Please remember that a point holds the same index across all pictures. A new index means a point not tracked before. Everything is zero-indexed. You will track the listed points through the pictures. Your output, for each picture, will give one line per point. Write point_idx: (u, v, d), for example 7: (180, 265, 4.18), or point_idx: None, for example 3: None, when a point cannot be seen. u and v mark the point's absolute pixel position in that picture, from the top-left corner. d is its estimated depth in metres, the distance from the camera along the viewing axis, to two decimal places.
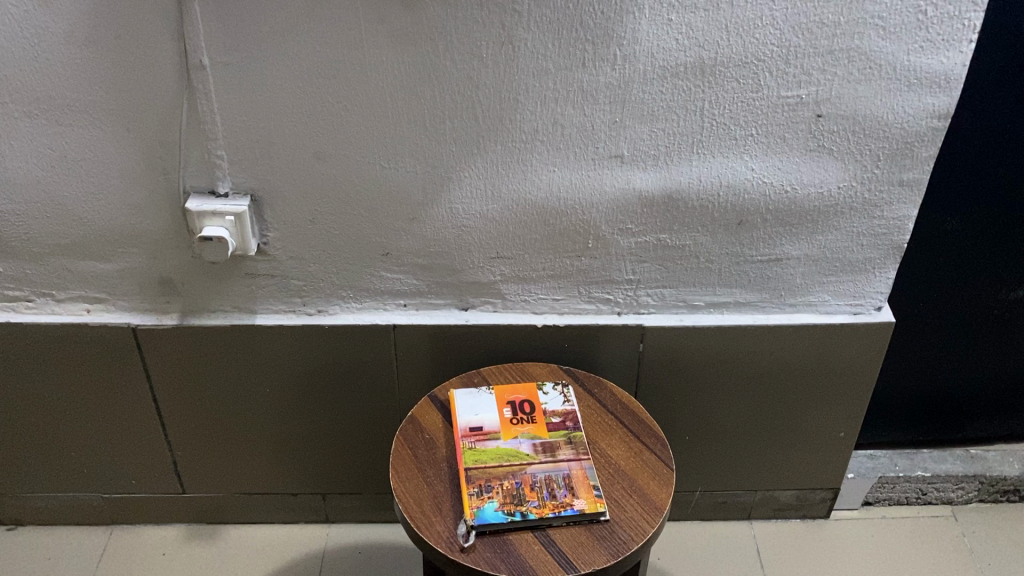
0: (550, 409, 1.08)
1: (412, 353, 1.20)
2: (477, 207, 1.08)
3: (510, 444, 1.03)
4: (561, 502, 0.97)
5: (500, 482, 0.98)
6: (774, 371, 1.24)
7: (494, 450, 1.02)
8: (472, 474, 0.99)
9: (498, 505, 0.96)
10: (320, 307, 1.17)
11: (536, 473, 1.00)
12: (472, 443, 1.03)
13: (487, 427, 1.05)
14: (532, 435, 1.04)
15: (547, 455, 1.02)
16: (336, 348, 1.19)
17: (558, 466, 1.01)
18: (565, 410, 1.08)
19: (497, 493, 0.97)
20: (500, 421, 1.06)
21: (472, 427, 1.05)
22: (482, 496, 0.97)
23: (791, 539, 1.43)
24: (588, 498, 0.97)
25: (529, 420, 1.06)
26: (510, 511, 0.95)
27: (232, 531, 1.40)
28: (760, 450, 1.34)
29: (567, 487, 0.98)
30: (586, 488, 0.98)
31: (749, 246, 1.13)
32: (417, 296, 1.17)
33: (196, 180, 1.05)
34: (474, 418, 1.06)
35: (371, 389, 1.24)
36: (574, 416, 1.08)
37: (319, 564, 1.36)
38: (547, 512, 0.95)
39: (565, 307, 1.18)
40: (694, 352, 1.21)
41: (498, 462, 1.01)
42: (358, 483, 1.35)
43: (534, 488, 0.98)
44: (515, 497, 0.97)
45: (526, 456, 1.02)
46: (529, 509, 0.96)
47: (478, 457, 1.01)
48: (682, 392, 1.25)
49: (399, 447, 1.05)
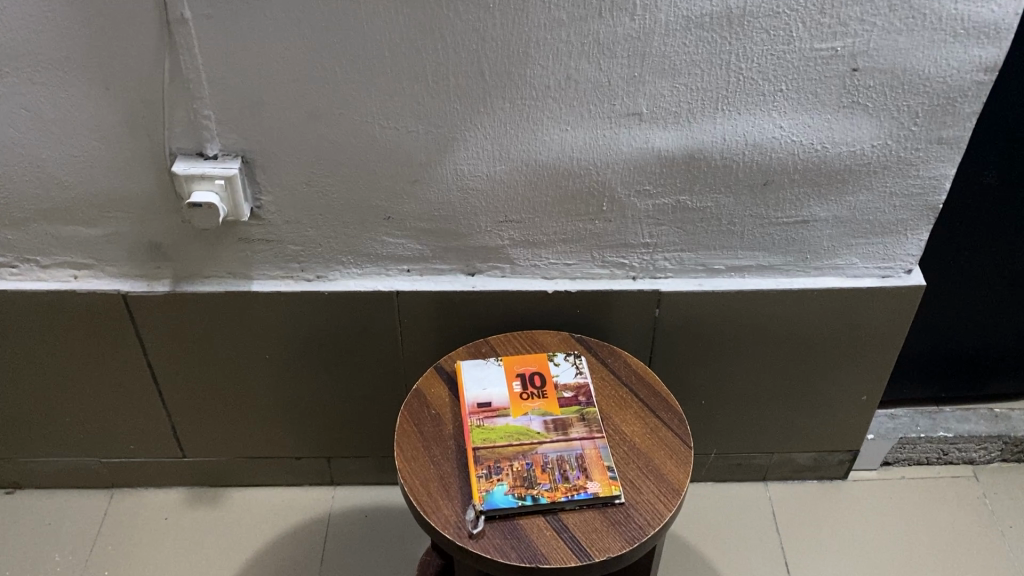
0: (562, 382, 1.03)
1: (416, 320, 1.14)
2: (483, 168, 1.01)
3: (520, 422, 0.98)
4: (574, 485, 0.92)
5: (510, 464, 0.94)
6: (795, 335, 1.18)
7: (503, 428, 0.98)
8: (480, 454, 0.95)
9: (509, 489, 0.92)
10: (318, 273, 1.11)
11: (548, 454, 0.95)
12: (481, 421, 0.98)
13: (496, 403, 1.00)
14: (543, 412, 0.99)
15: (559, 433, 0.97)
16: (338, 314, 1.14)
17: (570, 446, 0.96)
18: (578, 383, 1.03)
19: (507, 475, 0.93)
20: (509, 396, 1.01)
21: (480, 403, 1.00)
22: (491, 479, 0.93)
23: (808, 502, 1.39)
24: (602, 481, 0.93)
25: (540, 395, 1.01)
26: (521, 495, 0.91)
27: (235, 495, 1.37)
28: (780, 413, 1.29)
29: (580, 469, 0.94)
30: (600, 469, 0.94)
31: (774, 208, 1.06)
32: (421, 261, 1.10)
33: (181, 142, 0.98)
34: (482, 393, 1.01)
35: (375, 354, 1.19)
36: (587, 390, 1.02)
37: (325, 529, 1.33)
38: (559, 496, 0.91)
39: (577, 273, 1.12)
40: (712, 316, 1.15)
41: (508, 442, 0.96)
42: (363, 447, 1.31)
43: (546, 470, 0.94)
44: (525, 480, 0.93)
45: (537, 435, 0.97)
46: (540, 493, 0.92)
47: (486, 435, 0.97)
48: (699, 356, 1.20)
49: (403, 423, 1.00)
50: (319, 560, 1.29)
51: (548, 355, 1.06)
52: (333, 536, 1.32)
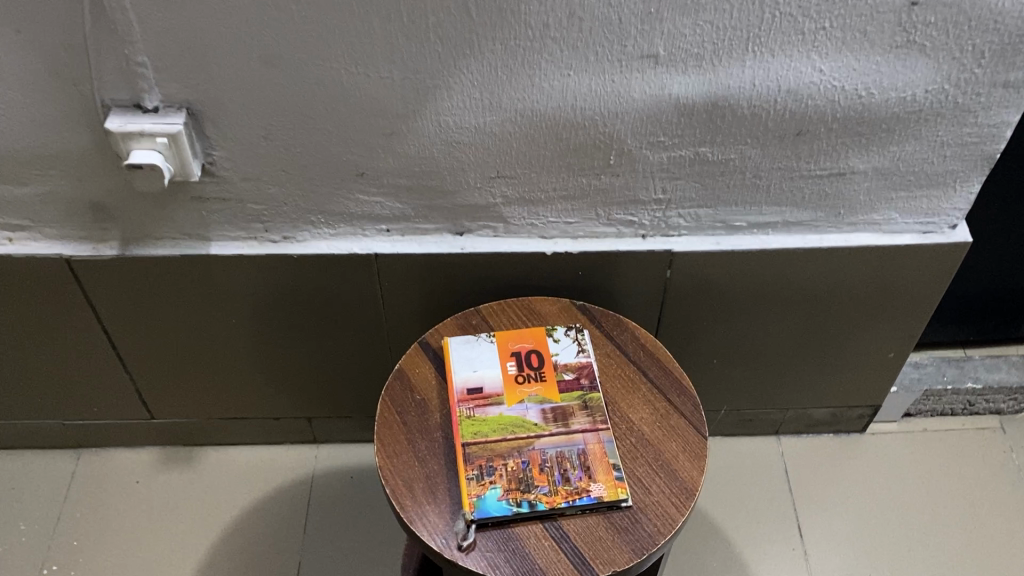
0: (563, 363, 0.91)
1: (398, 282, 1.02)
2: (471, 119, 0.87)
3: (515, 412, 0.87)
4: (576, 488, 0.82)
5: (504, 463, 0.84)
6: (821, 294, 1.06)
7: (496, 419, 0.87)
8: (470, 452, 0.85)
9: (502, 494, 0.82)
10: (286, 234, 0.98)
11: (546, 451, 0.85)
12: (470, 411, 0.87)
13: (488, 389, 0.89)
14: (540, 399, 0.88)
15: (559, 425, 0.87)
16: (310, 277, 1.02)
17: (571, 440, 0.86)
18: (580, 363, 0.92)
19: (501, 477, 0.83)
20: (503, 380, 0.90)
21: (470, 389, 0.89)
22: (482, 483, 0.83)
23: (823, 458, 1.31)
24: (607, 482, 0.83)
25: (537, 378, 0.90)
26: (516, 500, 0.81)
27: (211, 454, 1.28)
28: (797, 370, 1.18)
29: (582, 468, 0.84)
30: (604, 469, 0.84)
31: (806, 160, 0.92)
32: (401, 221, 0.97)
33: (115, 93, 0.83)
34: (472, 376, 0.90)
35: (354, 317, 1.07)
36: (590, 373, 0.91)
37: (308, 492, 1.25)
38: (559, 502, 0.81)
39: (579, 231, 0.99)
40: (730, 276, 1.03)
41: (502, 436, 0.86)
42: (345, 406, 1.22)
43: (544, 471, 0.83)
44: (521, 482, 0.82)
45: (534, 428, 0.86)
46: (538, 499, 0.82)
47: (477, 429, 0.86)
48: (713, 316, 1.08)
49: (385, 412, 0.89)
50: (302, 527, 1.21)
51: (547, 329, 0.95)
52: (317, 499, 1.24)
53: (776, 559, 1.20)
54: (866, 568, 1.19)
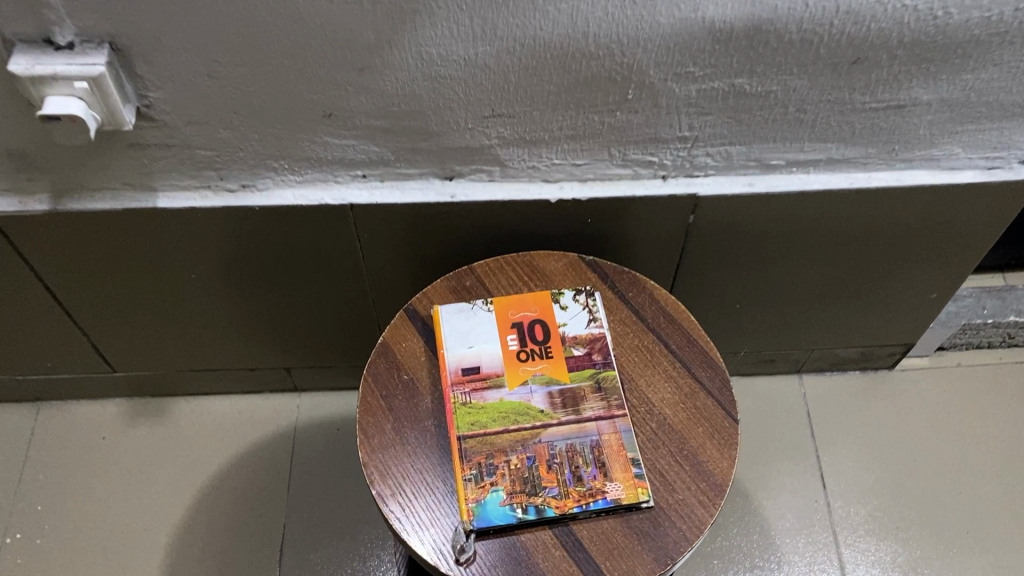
0: (572, 335, 0.79)
1: (379, 232, 0.89)
2: (459, 50, 0.70)
3: (518, 397, 0.76)
4: (589, 489, 0.72)
5: (507, 460, 0.73)
6: (863, 235, 0.93)
7: (496, 406, 0.75)
8: (467, 447, 0.73)
9: (505, 498, 0.71)
10: (245, 182, 0.84)
11: (554, 444, 0.74)
12: (466, 397, 0.76)
13: (486, 369, 0.77)
14: (547, 380, 0.77)
15: (569, 412, 0.75)
16: (276, 229, 0.88)
17: (583, 431, 0.74)
18: (592, 335, 0.79)
19: (503, 477, 0.72)
20: (503, 358, 0.78)
21: (465, 370, 0.77)
22: (482, 485, 0.72)
23: (848, 400, 1.20)
24: (625, 482, 0.72)
25: (542, 355, 0.78)
26: (521, 506, 0.71)
27: (183, 405, 1.18)
28: (827, 310, 1.07)
29: (596, 465, 0.73)
30: (622, 465, 0.73)
31: (861, 91, 0.77)
32: (380, 165, 0.83)
33: (16, 27, 0.66)
34: (467, 354, 0.78)
35: (330, 267, 0.94)
36: (604, 347, 0.79)
37: (290, 446, 1.15)
38: (571, 507, 0.71)
39: (589, 173, 0.85)
40: (761, 220, 0.89)
41: (503, 427, 0.74)
42: (327, 355, 1.10)
43: (552, 470, 0.72)
44: (526, 483, 0.72)
45: (540, 416, 0.75)
46: (546, 503, 0.71)
47: (475, 419, 0.75)
48: (738, 260, 0.96)
49: (368, 396, 0.77)
50: (285, 486, 1.12)
51: (552, 293, 0.82)
52: (299, 453, 1.14)
53: (796, 512, 1.12)
54: (894, 520, 1.11)
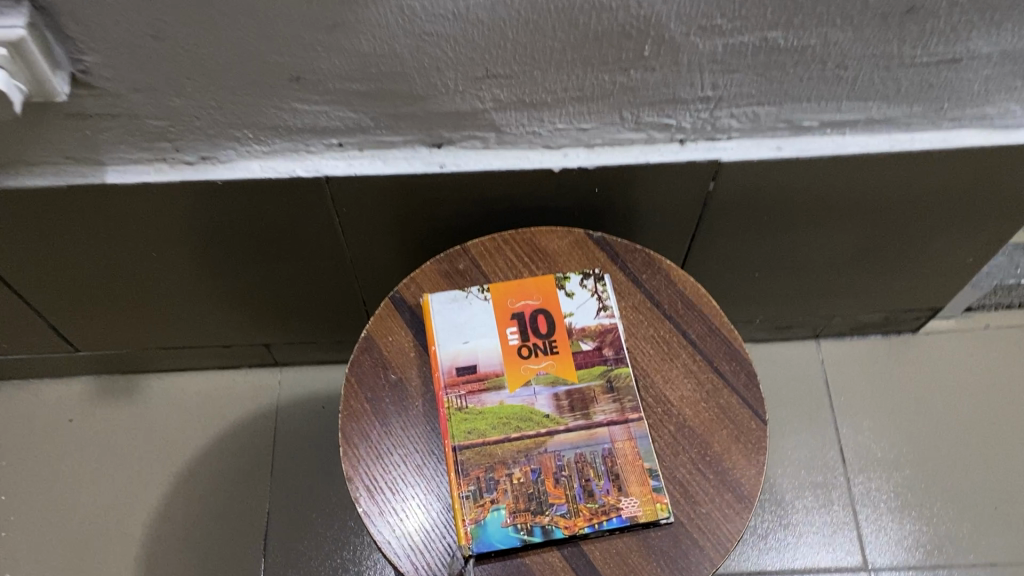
0: (579, 327, 0.71)
1: (360, 205, 0.79)
2: (446, 2, 0.59)
3: (520, 400, 0.68)
4: (602, 506, 0.64)
5: (508, 474, 0.65)
6: (900, 200, 0.84)
7: (496, 411, 0.67)
8: (463, 460, 0.65)
9: (508, 518, 0.63)
10: (204, 153, 0.74)
11: (562, 455, 0.65)
12: (462, 401, 0.67)
13: (483, 368, 0.69)
14: (552, 380, 0.69)
15: (577, 417, 0.67)
16: (243, 203, 0.78)
17: (593, 438, 0.66)
18: (602, 327, 0.71)
19: (505, 493, 0.64)
20: (502, 355, 0.69)
21: (460, 369, 0.69)
22: (481, 503, 0.64)
23: (869, 365, 1.13)
24: (642, 497, 0.64)
25: (547, 351, 0.70)
26: (526, 527, 0.63)
27: (155, 383, 1.10)
28: (852, 275, 0.98)
29: (609, 478, 0.65)
30: (638, 477, 0.65)
31: (914, 44, 0.66)
32: (358, 133, 0.72)
33: None
34: (462, 351, 0.69)
35: (307, 241, 0.85)
36: (615, 340, 0.70)
37: (272, 424, 1.07)
38: (581, 527, 0.63)
39: (597, 138, 0.75)
40: (788, 186, 0.80)
41: (504, 435, 0.66)
42: (309, 328, 1.02)
43: (560, 484, 0.64)
44: (531, 501, 0.64)
45: (545, 422, 0.67)
46: (554, 523, 0.63)
47: (472, 427, 0.66)
48: (760, 226, 0.86)
49: (351, 399, 0.69)
50: (268, 468, 1.04)
51: (556, 278, 0.73)
52: (282, 432, 1.06)
53: (813, 488, 1.05)
54: (917, 496, 1.04)
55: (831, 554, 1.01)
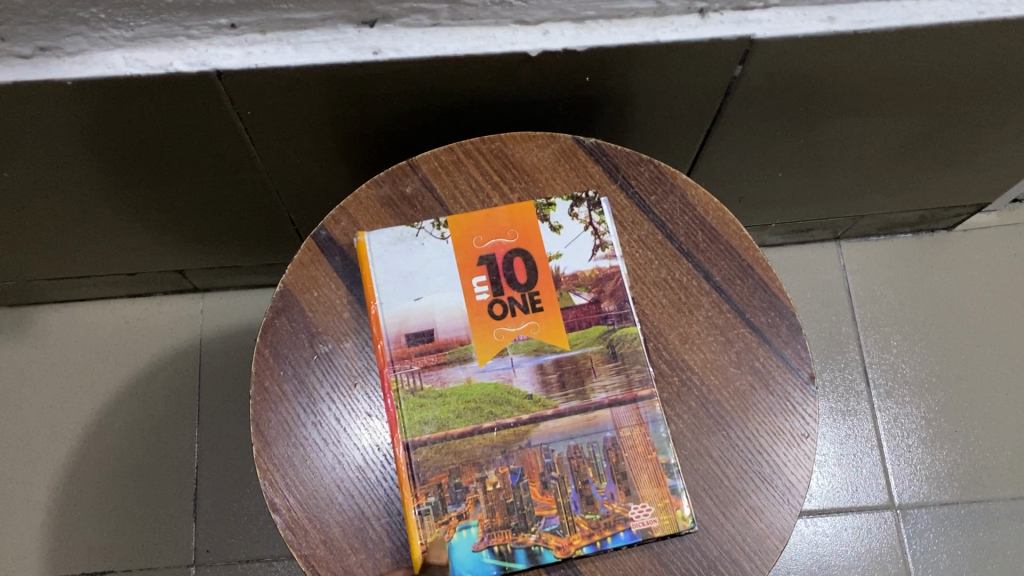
0: (570, 274, 0.53)
1: (270, 106, 0.59)
2: None
3: (493, 376, 0.51)
4: (605, 517, 0.48)
5: (480, 480, 0.48)
6: (975, 83, 0.65)
7: (461, 393, 0.50)
8: (420, 462, 0.48)
9: (481, 540, 0.47)
10: (43, 43, 0.52)
11: (551, 450, 0.49)
12: (414, 381, 0.50)
13: (442, 334, 0.51)
14: (535, 348, 0.52)
15: (570, 398, 0.50)
16: (112, 109, 0.58)
17: (592, 426, 0.50)
18: (601, 272, 0.54)
19: (476, 506, 0.48)
20: (468, 316, 0.52)
21: (410, 338, 0.51)
22: (445, 520, 0.47)
23: (898, 268, 0.97)
24: (657, 502, 0.48)
25: (527, 308, 0.52)
26: (506, 551, 0.47)
27: (54, 315, 0.92)
28: (891, 169, 0.80)
29: (614, 479, 0.48)
30: (652, 477, 0.48)
31: None
32: (255, 10, 0.51)
33: None
34: (413, 311, 0.52)
35: (208, 153, 0.65)
36: (617, 290, 0.53)
37: (197, 361, 0.90)
38: (578, 547, 0.47)
39: (589, 9, 0.54)
40: (835, 68, 0.61)
41: (473, 426, 0.49)
42: (231, 247, 0.83)
43: (549, 491, 0.48)
44: (511, 515, 0.48)
45: (528, 406, 0.50)
46: (542, 544, 0.47)
47: (429, 416, 0.50)
48: (791, 119, 0.68)
49: (265, 380, 0.51)
50: (195, 414, 0.88)
51: (538, 207, 0.55)
52: (210, 370, 0.90)
53: (832, 416, 0.91)
54: (951, 422, 0.90)
55: (852, 491, 0.88)
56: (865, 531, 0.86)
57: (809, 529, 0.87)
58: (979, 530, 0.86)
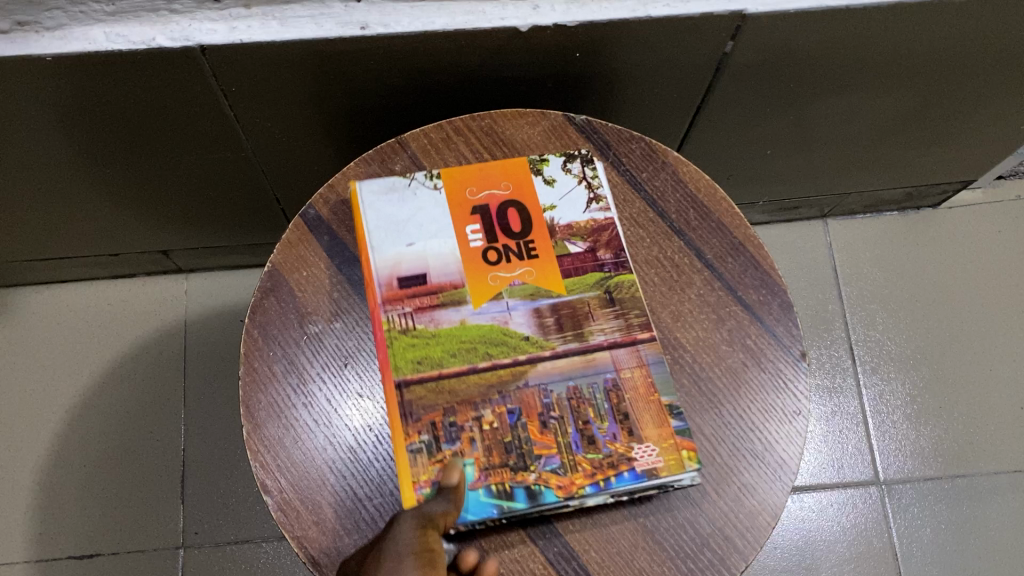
0: (565, 225, 0.53)
1: (255, 82, 0.58)
2: None
3: (488, 318, 0.50)
4: (608, 457, 0.46)
5: (476, 419, 0.47)
6: (964, 58, 0.65)
7: (456, 334, 0.49)
8: (413, 400, 0.47)
9: (477, 479, 0.46)
10: (21, 18, 0.51)
11: (549, 390, 0.48)
12: (406, 321, 0.49)
13: (435, 278, 0.50)
14: (531, 293, 0.51)
15: (569, 339, 0.49)
16: (92, 86, 0.56)
17: (591, 367, 0.49)
18: (595, 223, 0.53)
19: (472, 445, 0.46)
20: (463, 262, 0.51)
21: (403, 280, 0.50)
22: (439, 458, 0.46)
23: (883, 246, 0.98)
24: (661, 443, 0.47)
25: (522, 255, 0.52)
26: (503, 490, 0.46)
27: (35, 298, 0.90)
28: (879, 147, 0.80)
29: (616, 420, 0.47)
30: (655, 418, 0.48)
31: None
32: None
33: None
34: (406, 255, 0.51)
35: (191, 130, 0.64)
36: (612, 241, 0.53)
37: (182, 343, 0.89)
38: (580, 487, 0.46)
39: None
40: (826, 44, 0.60)
41: (468, 365, 0.48)
42: (215, 227, 0.82)
43: (549, 430, 0.47)
44: (509, 454, 0.46)
45: (525, 347, 0.49)
46: (542, 483, 0.46)
47: (423, 355, 0.48)
48: (781, 95, 0.68)
49: (254, 362, 0.50)
50: (181, 395, 0.87)
51: (532, 161, 0.55)
52: (195, 351, 0.89)
53: (818, 393, 0.92)
54: (936, 398, 0.91)
55: (838, 467, 0.89)
56: (852, 507, 0.87)
57: (796, 506, 0.87)
58: (963, 504, 0.87)
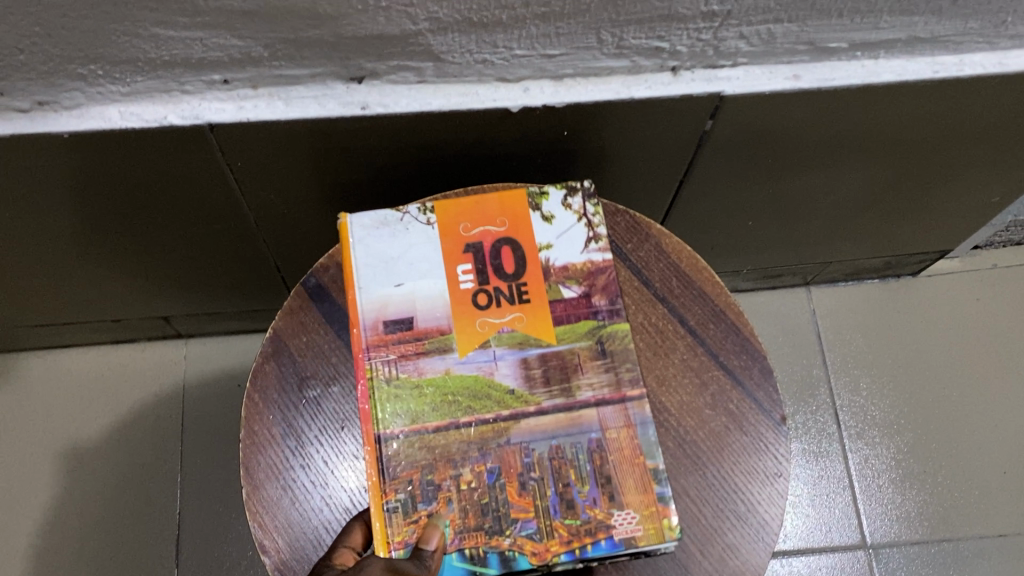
0: (561, 266, 0.55)
1: (260, 158, 0.61)
2: None
3: (474, 368, 0.52)
4: (586, 524, 0.48)
5: (455, 477, 0.49)
6: (933, 136, 0.68)
7: (440, 379, 0.51)
8: (391, 455, 0.49)
9: (452, 542, 0.48)
10: (42, 98, 0.54)
11: (531, 449, 0.50)
12: (389, 370, 0.52)
13: (421, 322, 0.53)
14: (520, 342, 0.53)
15: (554, 395, 0.51)
16: (104, 161, 0.59)
17: (576, 426, 0.51)
18: (592, 265, 0.55)
19: (448, 505, 0.49)
20: (451, 305, 0.53)
21: (388, 325, 0.53)
22: (414, 518, 0.48)
23: (865, 313, 1.00)
24: (642, 510, 0.49)
25: (513, 300, 0.54)
26: (476, 554, 0.48)
27: (37, 362, 0.92)
28: (856, 218, 0.83)
29: (597, 484, 0.49)
30: (638, 483, 0.49)
31: None
32: (248, 66, 0.53)
33: None
34: (393, 297, 0.53)
35: (196, 202, 0.67)
36: (608, 285, 0.54)
37: (179, 407, 0.91)
38: (555, 554, 0.48)
39: (568, 67, 0.57)
40: (800, 123, 0.64)
41: (450, 420, 0.50)
42: (215, 294, 0.85)
43: (527, 492, 0.49)
44: (485, 517, 0.48)
45: (509, 402, 0.51)
46: (516, 549, 0.48)
47: (402, 407, 0.51)
48: (759, 170, 0.71)
49: (254, 425, 0.52)
50: (178, 460, 0.89)
51: (531, 195, 0.56)
52: (192, 416, 0.90)
53: (805, 457, 0.93)
54: (920, 462, 0.93)
55: (826, 531, 0.90)
56: (839, 570, 0.88)
57: (784, 569, 0.88)
58: (949, 568, 0.88)
